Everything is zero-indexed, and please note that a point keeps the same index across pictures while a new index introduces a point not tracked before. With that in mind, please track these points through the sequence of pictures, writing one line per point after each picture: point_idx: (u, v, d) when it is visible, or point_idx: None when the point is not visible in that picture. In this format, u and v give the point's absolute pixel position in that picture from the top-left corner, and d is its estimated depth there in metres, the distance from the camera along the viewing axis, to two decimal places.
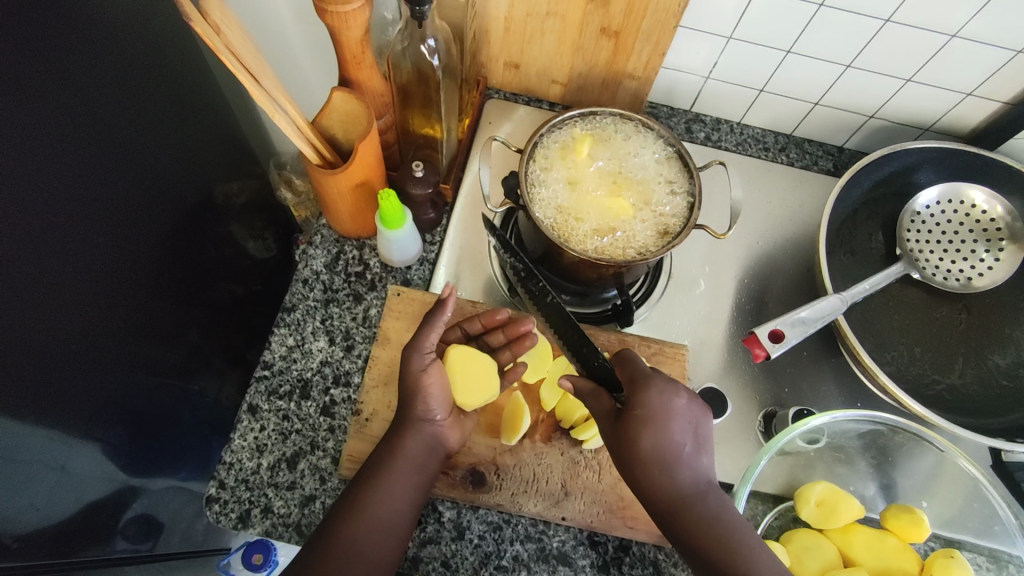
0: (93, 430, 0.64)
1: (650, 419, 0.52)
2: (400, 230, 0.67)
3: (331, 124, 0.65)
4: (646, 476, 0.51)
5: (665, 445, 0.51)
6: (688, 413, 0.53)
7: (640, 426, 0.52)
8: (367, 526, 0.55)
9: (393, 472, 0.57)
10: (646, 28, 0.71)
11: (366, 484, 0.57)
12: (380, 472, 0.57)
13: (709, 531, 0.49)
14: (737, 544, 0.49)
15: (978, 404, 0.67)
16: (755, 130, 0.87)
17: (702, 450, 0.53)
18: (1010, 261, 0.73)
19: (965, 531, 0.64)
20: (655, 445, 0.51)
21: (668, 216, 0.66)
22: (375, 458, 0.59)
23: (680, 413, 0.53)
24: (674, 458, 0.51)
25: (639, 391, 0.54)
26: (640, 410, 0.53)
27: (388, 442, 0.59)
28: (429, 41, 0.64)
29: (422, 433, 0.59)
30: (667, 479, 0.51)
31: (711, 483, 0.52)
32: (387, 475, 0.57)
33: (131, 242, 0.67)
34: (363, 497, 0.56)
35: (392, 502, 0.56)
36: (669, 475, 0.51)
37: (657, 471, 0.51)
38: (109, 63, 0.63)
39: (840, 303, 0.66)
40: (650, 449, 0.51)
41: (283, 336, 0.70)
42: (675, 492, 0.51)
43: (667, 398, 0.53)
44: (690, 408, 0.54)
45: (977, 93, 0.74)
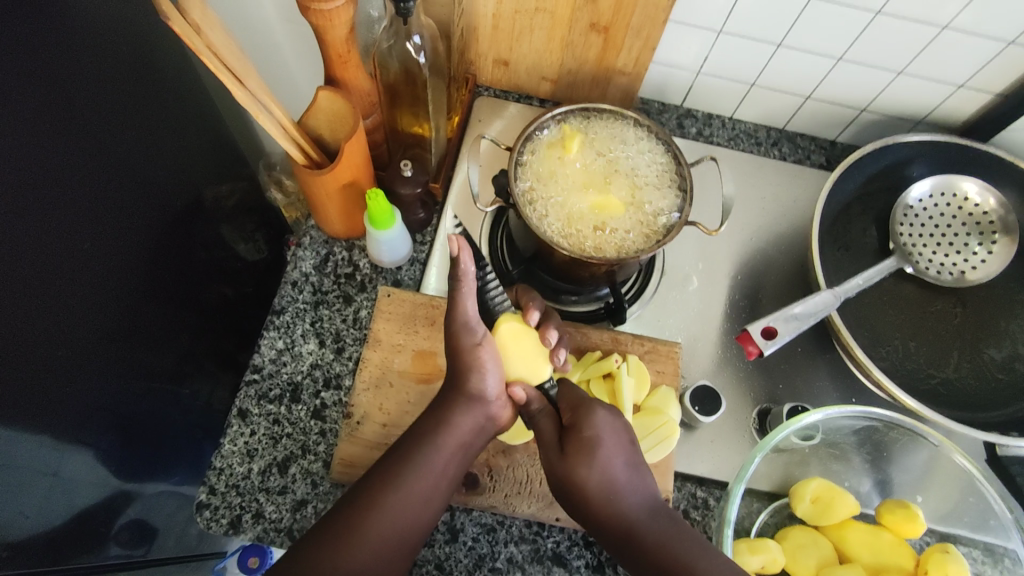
0: (83, 435, 0.63)
1: (590, 443, 0.55)
2: (390, 230, 0.67)
3: (318, 123, 0.64)
4: (592, 505, 0.54)
5: (605, 470, 0.54)
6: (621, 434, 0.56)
7: (582, 457, 0.55)
8: (396, 509, 0.54)
9: (433, 454, 0.56)
10: (636, 23, 0.70)
11: (399, 464, 0.56)
12: (420, 452, 0.56)
13: (662, 557, 0.52)
14: (692, 563, 0.51)
15: (973, 397, 0.67)
16: (747, 125, 0.86)
17: (640, 471, 0.56)
18: (1003, 253, 0.72)
19: (960, 525, 0.64)
20: (593, 470, 0.54)
21: (659, 214, 0.65)
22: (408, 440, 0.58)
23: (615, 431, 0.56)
24: (614, 483, 0.54)
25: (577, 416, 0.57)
26: (581, 436, 0.55)
27: (431, 420, 0.58)
28: (415, 38, 0.63)
29: (473, 416, 0.58)
30: (612, 508, 0.54)
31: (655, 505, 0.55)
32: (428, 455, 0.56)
33: (118, 246, 0.66)
34: (393, 480, 0.55)
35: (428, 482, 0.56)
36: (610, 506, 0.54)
37: (601, 500, 0.54)
38: (94, 64, 0.62)
39: (834, 299, 0.66)
40: (593, 482, 0.54)
41: (272, 339, 0.70)
42: (619, 521, 0.54)
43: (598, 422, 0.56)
44: (621, 428, 0.57)
45: (969, 85, 0.73)
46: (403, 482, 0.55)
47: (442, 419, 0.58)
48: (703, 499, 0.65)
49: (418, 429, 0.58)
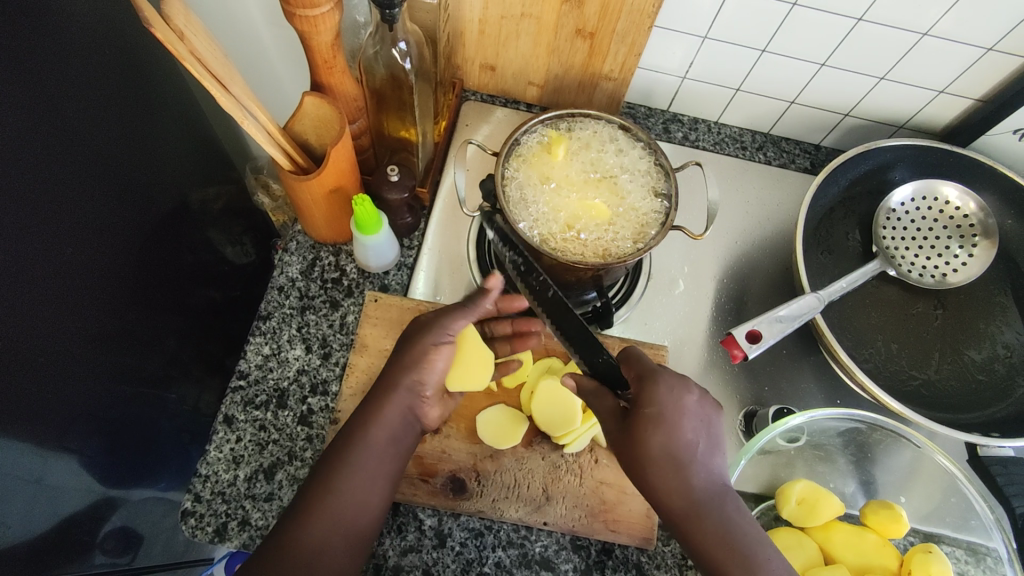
0: (68, 441, 0.63)
1: (662, 417, 0.51)
2: (376, 235, 0.67)
3: (303, 128, 0.64)
4: (652, 477, 0.51)
5: (674, 446, 0.51)
6: (695, 413, 0.52)
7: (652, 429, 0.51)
8: (351, 498, 0.54)
9: (370, 444, 0.56)
10: (621, 29, 0.70)
11: (349, 449, 0.55)
12: (365, 442, 0.56)
13: (723, 538, 0.48)
14: (750, 547, 0.48)
15: (955, 398, 0.68)
16: (732, 129, 0.87)
17: (714, 451, 0.52)
18: (983, 256, 0.73)
19: (943, 525, 0.64)
20: (661, 445, 0.51)
21: (644, 218, 0.66)
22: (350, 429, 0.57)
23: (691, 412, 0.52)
24: (684, 459, 0.50)
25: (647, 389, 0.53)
26: (649, 409, 0.52)
27: (371, 398, 0.58)
28: (401, 44, 0.63)
29: (404, 405, 0.58)
30: (681, 483, 0.50)
31: (722, 484, 0.51)
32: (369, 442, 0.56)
33: (102, 252, 0.66)
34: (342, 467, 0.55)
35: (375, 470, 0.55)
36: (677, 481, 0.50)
37: (669, 471, 0.50)
38: (78, 68, 0.61)
39: (817, 302, 0.66)
40: (660, 454, 0.50)
41: (258, 344, 0.69)
42: (686, 497, 0.50)
43: (678, 395, 0.53)
44: (702, 406, 0.53)
45: (949, 90, 0.74)
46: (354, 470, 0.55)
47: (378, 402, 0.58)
48: None
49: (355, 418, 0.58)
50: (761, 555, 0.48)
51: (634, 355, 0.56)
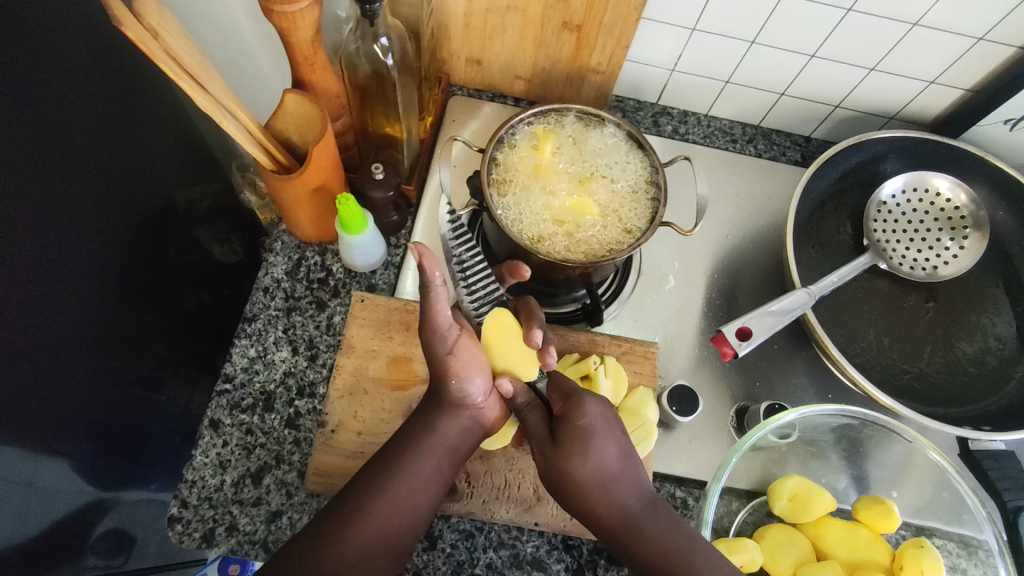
0: (55, 446, 0.62)
1: (578, 438, 0.54)
2: (362, 235, 0.66)
3: (284, 126, 0.63)
4: (588, 501, 0.54)
5: (591, 470, 0.54)
6: (608, 426, 0.55)
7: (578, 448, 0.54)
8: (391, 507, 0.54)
9: (423, 457, 0.56)
10: (609, 21, 0.69)
11: (400, 456, 0.56)
12: (413, 453, 0.56)
13: (661, 547, 0.52)
14: (688, 549, 0.51)
15: (947, 391, 0.67)
16: (722, 122, 0.86)
17: (630, 465, 0.56)
18: (974, 248, 0.73)
19: (935, 518, 0.65)
20: (580, 470, 0.54)
21: (632, 215, 0.65)
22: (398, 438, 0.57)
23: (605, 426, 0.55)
24: (604, 480, 0.54)
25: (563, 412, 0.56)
26: (568, 434, 0.55)
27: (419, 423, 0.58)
28: (383, 40, 0.62)
29: (463, 419, 0.57)
30: (608, 504, 0.54)
31: (642, 493, 0.55)
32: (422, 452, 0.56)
33: (87, 253, 0.65)
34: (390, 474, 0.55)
35: (424, 482, 0.55)
36: (606, 499, 0.54)
37: (598, 491, 0.54)
38: (57, 65, 0.60)
39: (809, 298, 0.66)
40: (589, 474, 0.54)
41: (244, 347, 0.68)
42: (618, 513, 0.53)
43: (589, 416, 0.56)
44: (611, 421, 0.56)
45: (940, 81, 0.74)
46: (399, 478, 0.55)
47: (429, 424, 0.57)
48: (682, 499, 0.65)
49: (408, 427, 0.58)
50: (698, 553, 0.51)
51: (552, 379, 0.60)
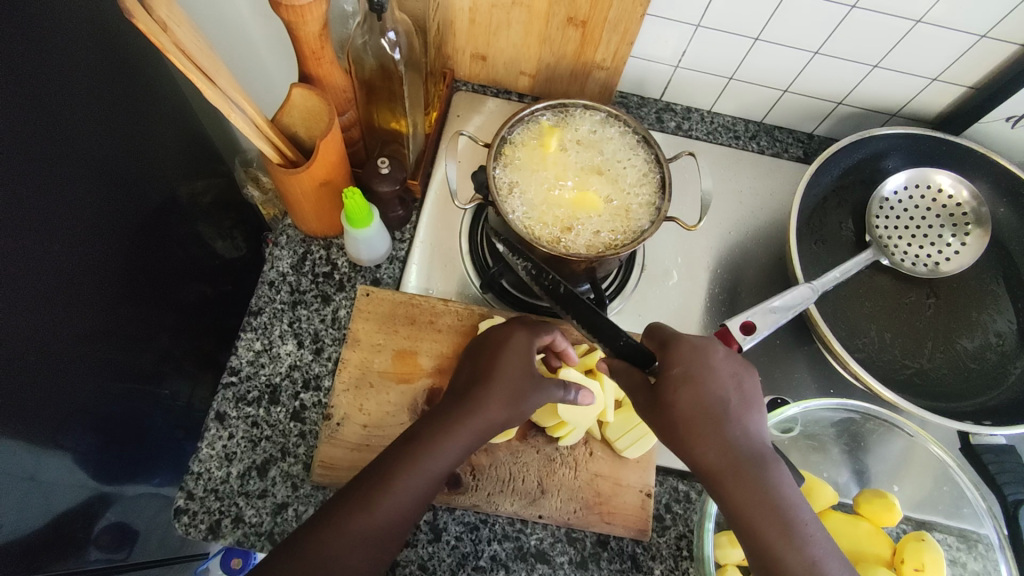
0: (61, 437, 0.62)
1: (691, 375, 0.53)
2: (367, 229, 0.66)
3: (292, 121, 0.63)
4: (694, 437, 0.52)
5: (706, 401, 0.53)
6: (729, 370, 0.55)
7: (688, 387, 0.53)
8: (398, 500, 0.52)
9: (448, 452, 0.54)
10: (613, 17, 0.69)
11: (424, 444, 0.54)
12: (439, 441, 0.54)
13: (768, 503, 0.50)
14: (790, 510, 0.50)
15: (948, 387, 0.68)
16: (725, 119, 0.86)
17: (749, 406, 0.54)
18: (976, 245, 0.73)
19: (935, 512, 0.65)
20: (695, 400, 0.53)
21: (637, 210, 0.65)
22: (427, 425, 0.56)
23: (722, 368, 0.55)
24: (717, 412, 0.53)
25: (672, 349, 0.54)
26: (678, 368, 0.54)
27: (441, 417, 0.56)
28: (389, 35, 0.62)
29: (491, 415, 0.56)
30: (719, 438, 0.52)
31: (760, 445, 0.53)
32: (450, 442, 0.55)
33: (91, 246, 0.65)
34: (410, 464, 0.54)
35: (438, 468, 0.54)
36: (717, 439, 0.52)
37: (708, 428, 0.52)
38: (64, 59, 0.60)
39: (811, 293, 0.66)
40: (697, 410, 0.52)
41: (249, 341, 0.69)
42: (730, 462, 0.51)
43: (705, 353, 0.55)
44: (730, 364, 0.55)
45: (942, 78, 0.74)
46: (419, 465, 0.54)
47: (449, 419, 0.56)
48: (685, 492, 0.65)
49: (436, 413, 0.57)
50: (799, 515, 0.50)
51: (652, 323, 0.58)
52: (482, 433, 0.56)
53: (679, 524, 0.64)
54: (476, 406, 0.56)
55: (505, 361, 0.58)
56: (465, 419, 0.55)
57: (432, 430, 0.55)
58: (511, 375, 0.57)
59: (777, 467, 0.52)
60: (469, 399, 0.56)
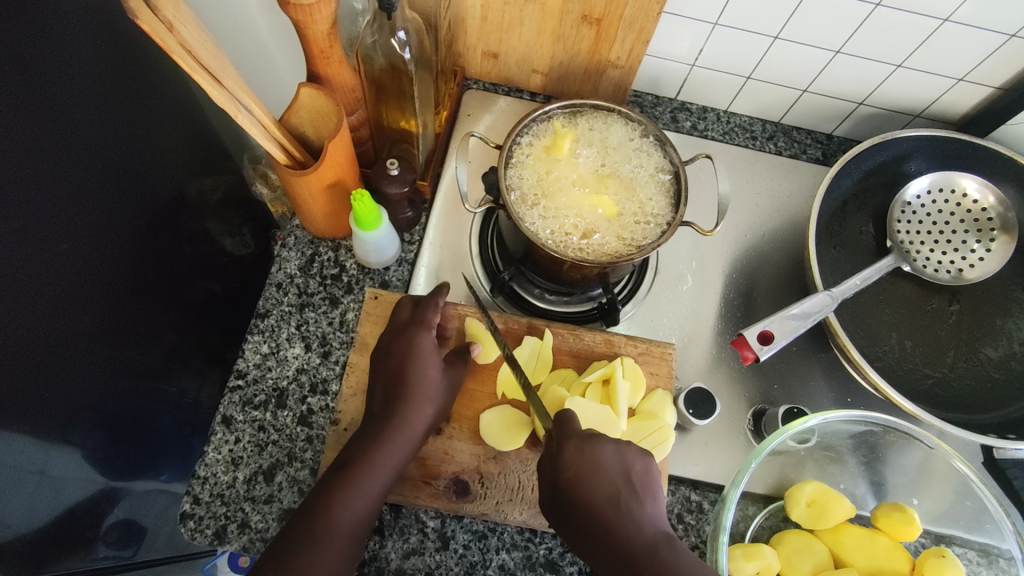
0: (69, 434, 0.62)
1: (581, 478, 0.52)
2: (376, 231, 0.65)
3: (299, 120, 0.62)
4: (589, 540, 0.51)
5: (599, 502, 0.51)
6: (617, 462, 0.53)
7: (570, 487, 0.52)
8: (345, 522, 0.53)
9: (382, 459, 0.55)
10: (629, 15, 0.68)
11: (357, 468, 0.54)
12: (369, 462, 0.55)
13: None
14: None
15: (970, 397, 0.66)
16: (742, 118, 0.84)
17: (644, 496, 0.53)
18: (1001, 252, 0.71)
19: (955, 526, 0.63)
20: (590, 502, 0.51)
21: (651, 216, 0.63)
22: (359, 448, 0.56)
23: (609, 462, 0.53)
24: (609, 512, 0.51)
25: (561, 453, 0.53)
26: (567, 472, 0.52)
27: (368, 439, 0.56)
28: (400, 34, 0.61)
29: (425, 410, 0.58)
30: (611, 537, 0.50)
31: (663, 533, 0.51)
32: (384, 451, 0.55)
33: (99, 244, 0.64)
34: (348, 487, 0.54)
35: (373, 491, 0.55)
36: (608, 537, 0.50)
37: (597, 527, 0.51)
38: (74, 53, 0.59)
39: (831, 300, 0.64)
40: (583, 509, 0.51)
41: (256, 343, 0.68)
42: (623, 558, 0.49)
43: (592, 449, 0.53)
44: (619, 455, 0.54)
45: (968, 78, 0.72)
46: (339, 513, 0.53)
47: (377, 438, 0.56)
48: (697, 502, 0.64)
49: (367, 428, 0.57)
50: None
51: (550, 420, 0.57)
52: (414, 437, 0.57)
53: (691, 534, 0.63)
54: (404, 409, 0.57)
55: (419, 364, 0.59)
56: (393, 431, 0.56)
57: (361, 445, 0.56)
58: (419, 378, 0.58)
59: (679, 553, 0.49)
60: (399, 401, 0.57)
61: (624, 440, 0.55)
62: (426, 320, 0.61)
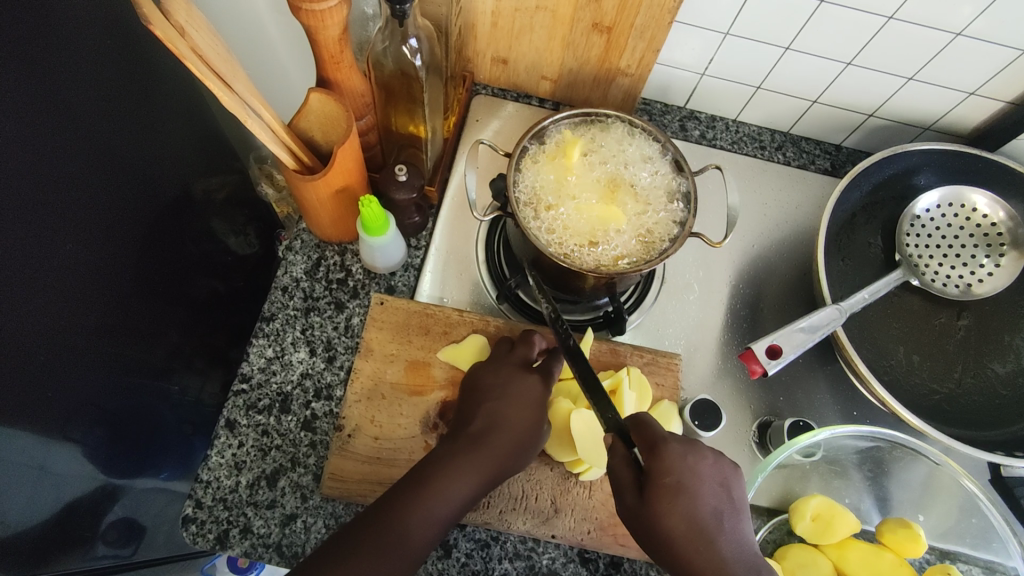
0: (70, 432, 0.62)
1: (683, 485, 0.50)
2: (384, 237, 0.65)
3: (308, 125, 0.62)
4: (685, 556, 0.48)
5: (700, 514, 0.50)
6: (717, 475, 0.52)
7: (670, 499, 0.50)
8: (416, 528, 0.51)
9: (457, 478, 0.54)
10: (640, 23, 0.67)
11: (439, 481, 0.53)
12: (447, 480, 0.53)
13: None
14: None
15: (977, 414, 0.66)
16: (750, 128, 0.84)
17: (737, 513, 0.52)
18: (1011, 267, 0.71)
19: (961, 543, 0.63)
20: (691, 514, 0.49)
21: (661, 227, 0.63)
22: (427, 469, 0.54)
23: (710, 474, 0.52)
24: (710, 528, 0.49)
25: (662, 454, 0.51)
26: (669, 478, 0.50)
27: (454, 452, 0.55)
28: (411, 41, 0.61)
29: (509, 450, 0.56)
30: (711, 555, 0.48)
31: (757, 553, 0.50)
32: (458, 478, 0.54)
33: (103, 244, 0.64)
34: (423, 497, 0.52)
35: (444, 511, 0.53)
36: (706, 554, 0.48)
37: (697, 543, 0.49)
38: (81, 51, 0.59)
39: (838, 314, 0.64)
40: (683, 524, 0.49)
41: (261, 347, 0.68)
42: None
43: (694, 459, 0.52)
44: (716, 468, 0.52)
45: (980, 92, 0.71)
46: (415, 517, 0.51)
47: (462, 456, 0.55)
48: None
49: (457, 446, 0.56)
50: None
51: (646, 421, 0.54)
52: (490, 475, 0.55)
53: None
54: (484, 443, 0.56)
55: (522, 408, 0.58)
56: (475, 456, 0.55)
57: (446, 463, 0.55)
58: (516, 417, 0.58)
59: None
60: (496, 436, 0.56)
61: (718, 452, 0.54)
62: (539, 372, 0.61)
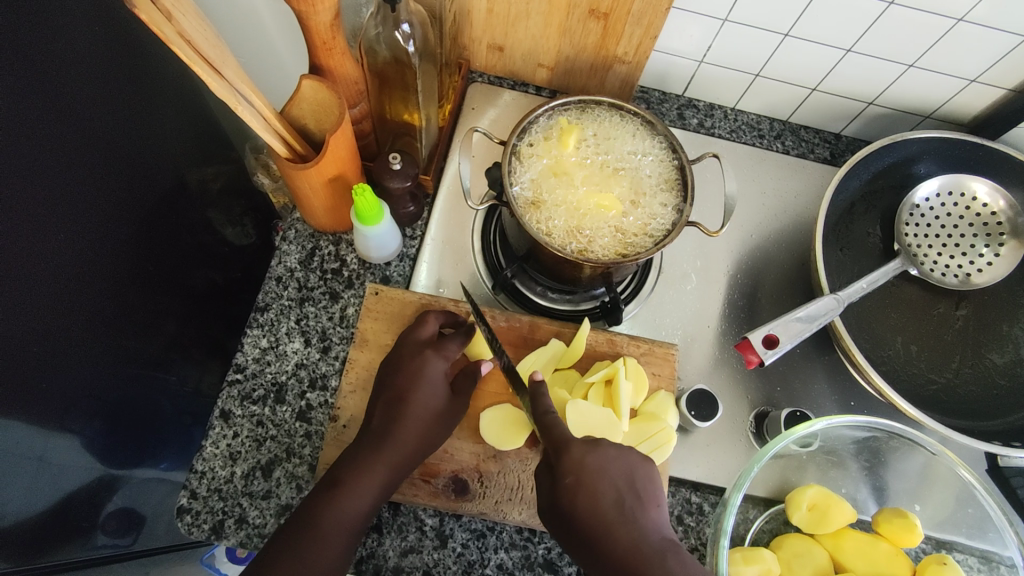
0: (67, 423, 0.62)
1: (583, 481, 0.50)
2: (377, 226, 0.64)
3: (300, 112, 0.61)
4: (593, 548, 0.48)
5: (603, 507, 0.49)
6: (620, 466, 0.52)
7: (570, 494, 0.50)
8: (338, 523, 0.52)
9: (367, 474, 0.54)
10: (637, 10, 0.66)
11: (350, 480, 0.53)
12: (358, 476, 0.54)
13: None
14: None
15: (976, 404, 0.65)
16: (749, 117, 0.83)
17: (648, 503, 0.51)
18: (1010, 257, 0.70)
19: (956, 533, 0.63)
20: (593, 507, 0.49)
21: (658, 216, 0.63)
22: (349, 463, 0.55)
23: (612, 466, 0.51)
24: (614, 519, 0.49)
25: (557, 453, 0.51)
26: (567, 476, 0.50)
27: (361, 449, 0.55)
28: (404, 26, 0.60)
29: (418, 437, 0.56)
30: (619, 544, 0.48)
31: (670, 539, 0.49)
32: (372, 473, 0.54)
33: (97, 235, 0.63)
34: (338, 496, 0.52)
35: (357, 507, 0.53)
36: (613, 544, 0.48)
37: (604, 535, 0.48)
38: (73, 38, 0.58)
39: (836, 304, 0.64)
40: (587, 517, 0.49)
41: (256, 337, 0.67)
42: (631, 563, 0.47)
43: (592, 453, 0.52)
44: (620, 459, 0.52)
45: (981, 80, 0.71)
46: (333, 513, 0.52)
47: (372, 452, 0.55)
48: (698, 504, 0.64)
49: (362, 444, 0.56)
50: None
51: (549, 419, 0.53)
52: (404, 464, 0.56)
53: (691, 537, 0.63)
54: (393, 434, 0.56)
55: (424, 393, 0.57)
56: (382, 450, 0.55)
57: (352, 462, 0.55)
58: (421, 400, 0.57)
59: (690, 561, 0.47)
60: (397, 426, 0.56)
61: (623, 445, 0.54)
62: (444, 347, 0.60)
